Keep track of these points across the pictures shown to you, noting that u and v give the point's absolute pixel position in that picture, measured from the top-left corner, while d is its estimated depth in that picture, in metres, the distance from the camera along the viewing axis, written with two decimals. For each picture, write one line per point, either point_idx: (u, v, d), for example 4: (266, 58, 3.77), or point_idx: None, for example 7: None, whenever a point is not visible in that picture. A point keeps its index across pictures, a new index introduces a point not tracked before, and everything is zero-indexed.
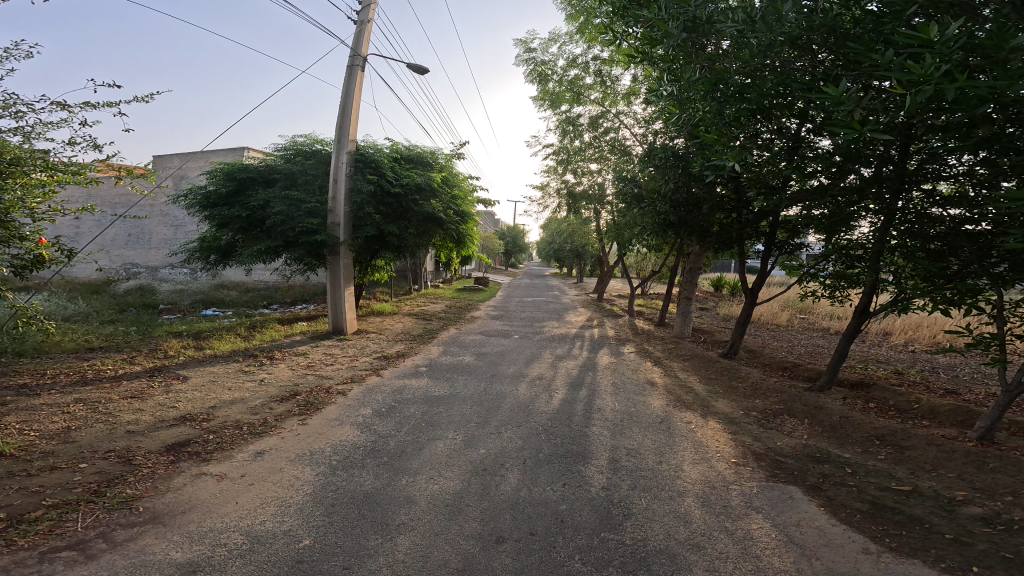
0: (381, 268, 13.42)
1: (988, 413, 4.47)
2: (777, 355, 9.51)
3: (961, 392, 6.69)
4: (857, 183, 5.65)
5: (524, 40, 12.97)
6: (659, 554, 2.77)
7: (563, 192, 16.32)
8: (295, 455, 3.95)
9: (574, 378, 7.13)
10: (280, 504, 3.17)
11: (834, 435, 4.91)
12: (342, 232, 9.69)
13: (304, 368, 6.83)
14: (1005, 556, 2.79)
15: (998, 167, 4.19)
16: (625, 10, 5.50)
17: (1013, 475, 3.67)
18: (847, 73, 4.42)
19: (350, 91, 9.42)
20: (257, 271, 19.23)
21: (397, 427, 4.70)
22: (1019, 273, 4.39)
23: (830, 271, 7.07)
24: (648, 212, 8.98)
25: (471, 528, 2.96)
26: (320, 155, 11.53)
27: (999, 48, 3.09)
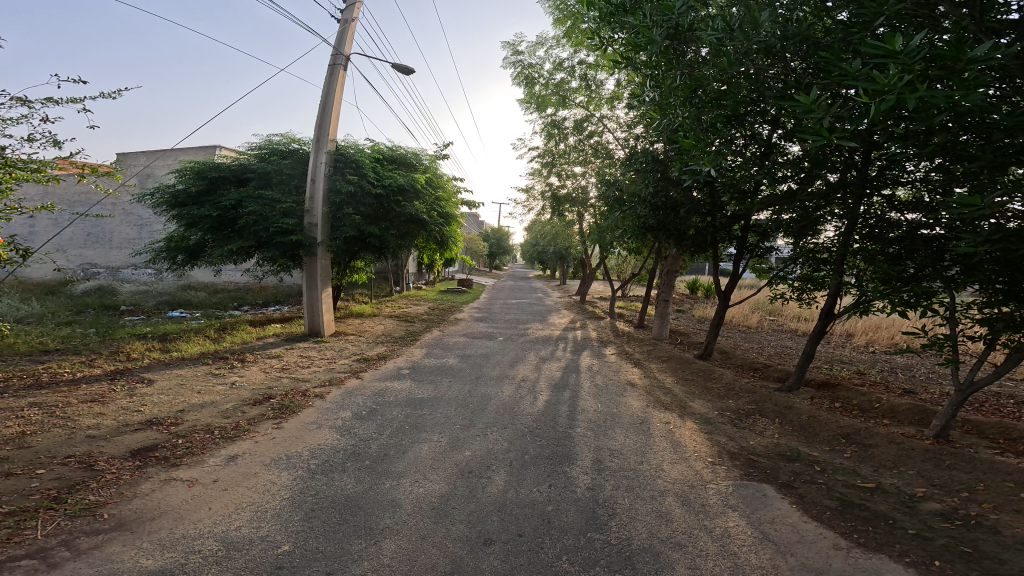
0: (360, 269, 13.26)
1: (943, 412, 4.64)
2: (748, 355, 9.79)
3: (917, 392, 6.96)
4: (824, 188, 5.65)
5: (511, 43, 12.99)
6: (644, 553, 2.82)
7: (548, 195, 16.43)
8: (270, 459, 3.90)
9: (558, 380, 7.17)
10: (255, 510, 3.12)
11: (804, 433, 5.06)
12: (320, 233, 9.60)
13: (278, 371, 6.73)
14: (964, 550, 2.93)
15: (953, 174, 4.44)
16: (611, 16, 5.55)
17: (968, 472, 3.85)
18: (816, 81, 4.55)
19: (332, 90, 9.34)
20: (226, 272, 18.87)
21: (379, 430, 4.67)
22: (974, 277, 4.59)
23: (798, 274, 7.08)
24: (629, 215, 9.08)
25: (458, 531, 2.97)
26: (296, 154, 11.40)
27: (957, 59, 3.23)
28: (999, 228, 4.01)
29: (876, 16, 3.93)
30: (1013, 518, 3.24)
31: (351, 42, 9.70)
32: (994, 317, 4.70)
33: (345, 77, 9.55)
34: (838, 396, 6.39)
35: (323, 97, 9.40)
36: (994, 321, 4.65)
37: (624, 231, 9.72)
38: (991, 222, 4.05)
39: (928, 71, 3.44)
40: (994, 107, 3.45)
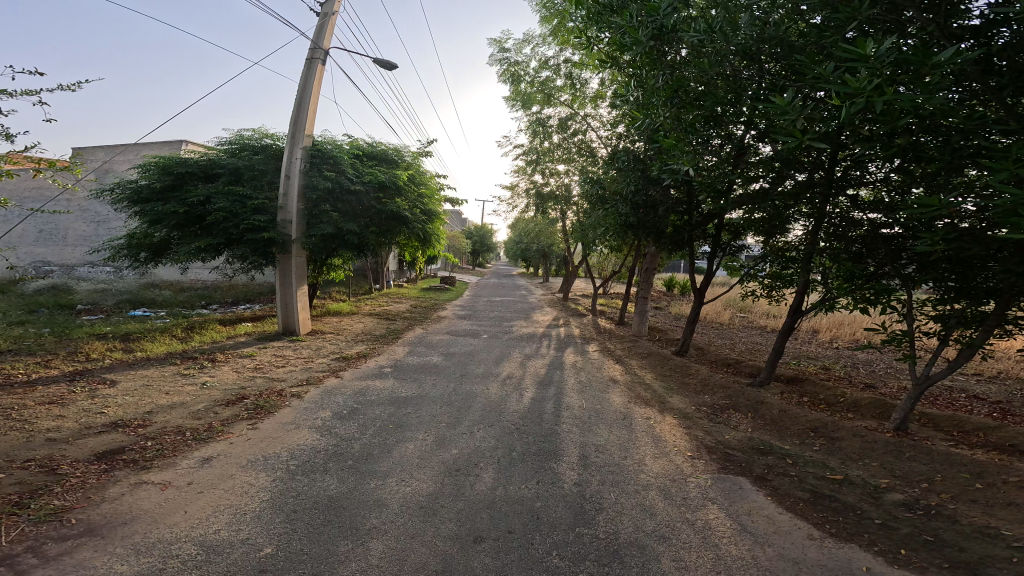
0: (338, 267, 13.10)
1: (903, 405, 4.81)
2: (721, 352, 9.98)
3: (878, 386, 7.22)
4: (794, 188, 5.81)
5: (497, 40, 12.97)
6: (630, 547, 2.86)
7: (532, 193, 16.48)
8: (246, 461, 3.84)
9: (544, 377, 7.22)
10: (233, 512, 3.07)
11: (775, 427, 5.20)
12: (294, 231, 9.50)
13: (251, 371, 6.60)
14: (926, 538, 3.08)
15: (912, 175, 4.63)
16: (599, 16, 5.62)
17: (927, 464, 4.03)
18: (792, 84, 4.70)
19: (308, 85, 9.24)
20: (193, 270, 18.44)
21: (361, 430, 4.62)
22: (927, 275, 4.77)
23: (767, 272, 7.41)
24: (610, 213, 9.24)
25: (448, 529, 2.97)
26: (270, 150, 11.18)
27: (923, 63, 3.39)
28: (954, 226, 4.19)
29: (849, 21, 4.09)
30: (969, 508, 3.43)
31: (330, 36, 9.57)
32: (947, 314, 4.95)
33: (323, 71, 9.44)
34: (805, 391, 6.57)
35: (299, 92, 9.31)
36: (948, 317, 4.89)
37: (607, 229, 9.83)
38: (947, 221, 4.24)
39: (895, 75, 3.58)
40: (956, 109, 3.62)
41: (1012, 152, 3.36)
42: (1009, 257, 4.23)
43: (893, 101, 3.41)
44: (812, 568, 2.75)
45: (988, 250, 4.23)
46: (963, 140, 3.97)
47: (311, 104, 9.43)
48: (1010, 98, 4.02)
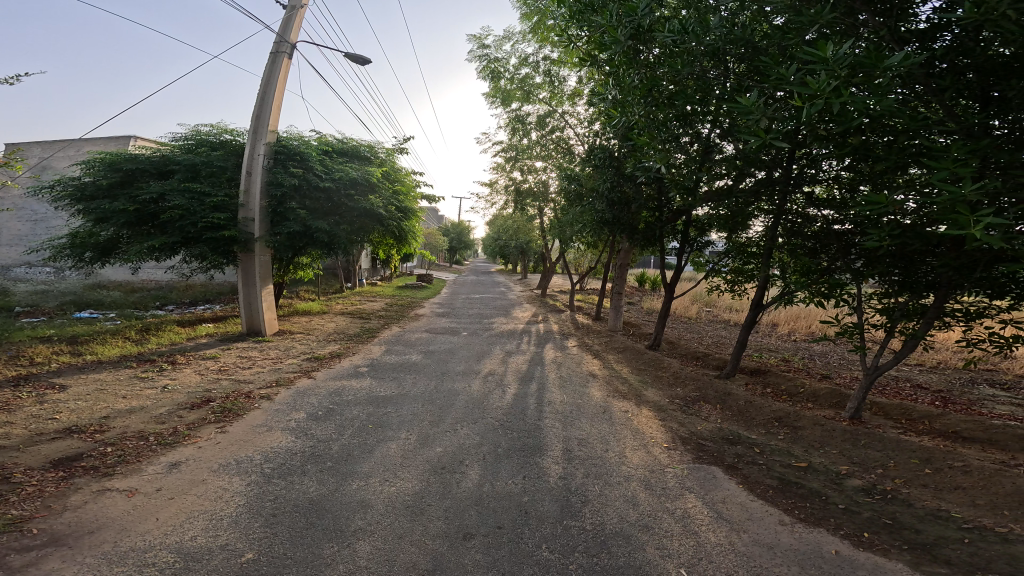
0: (305, 266, 12.84)
1: (856, 394, 5.00)
2: (690, 345, 10.20)
3: (833, 376, 7.53)
4: (754, 185, 6.03)
5: (477, 36, 12.89)
6: (617, 536, 2.92)
7: (510, 189, 16.47)
8: (217, 465, 3.74)
9: (524, 373, 7.24)
10: (208, 518, 2.99)
11: (742, 417, 5.36)
12: (256, 229, 9.29)
13: (215, 373, 6.41)
14: (885, 522, 3.29)
15: (862, 174, 4.88)
16: (580, 14, 5.71)
17: (881, 451, 4.25)
18: (756, 84, 4.89)
19: (269, 80, 9.07)
20: (145, 270, 17.73)
21: (338, 431, 4.55)
22: (874, 269, 5.00)
23: (729, 267, 7.62)
24: (588, 210, 9.38)
25: (436, 527, 2.95)
26: (229, 146, 10.82)
27: (875, 66, 3.58)
28: (898, 222, 4.38)
29: (809, 24, 4.29)
30: (921, 492, 3.69)
31: (297, 30, 9.35)
32: (892, 307, 5.20)
33: (289, 67, 9.25)
34: (768, 381, 6.78)
35: (263, 87, 9.14)
36: (892, 310, 5.12)
37: (584, 226, 9.95)
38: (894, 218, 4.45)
39: (851, 77, 3.77)
40: (903, 110, 3.82)
41: (953, 152, 3.57)
42: (946, 252, 4.46)
43: (848, 102, 3.60)
44: (787, 553, 2.87)
45: (928, 245, 4.46)
46: (907, 141, 4.20)
47: (274, 100, 9.25)
48: (951, 100, 4.26)
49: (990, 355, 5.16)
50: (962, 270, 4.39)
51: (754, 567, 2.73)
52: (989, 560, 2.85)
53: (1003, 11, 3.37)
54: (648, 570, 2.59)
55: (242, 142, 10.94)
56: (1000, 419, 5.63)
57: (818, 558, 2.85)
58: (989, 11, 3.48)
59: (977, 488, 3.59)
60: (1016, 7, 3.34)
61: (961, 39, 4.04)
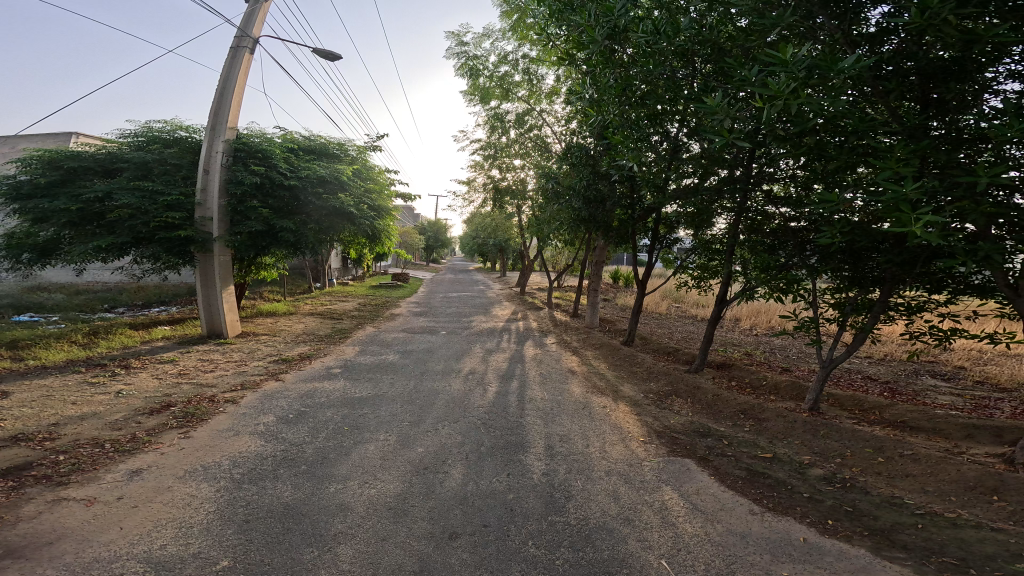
0: (270, 266, 12.52)
1: (814, 386, 5.16)
2: (661, 340, 10.35)
3: (794, 369, 7.76)
4: (719, 183, 6.18)
5: (456, 33, 12.78)
6: (600, 531, 2.98)
7: (489, 187, 16.37)
8: (183, 472, 3.61)
9: (505, 370, 7.21)
10: (178, 526, 2.89)
11: (710, 410, 5.48)
12: (215, 228, 9.05)
13: (174, 377, 6.18)
14: (846, 509, 3.42)
15: (816, 172, 5.05)
16: (560, 14, 5.86)
17: (840, 441, 4.41)
18: (721, 84, 5.04)
19: (230, 76, 8.87)
20: (93, 271, 16.70)
21: (312, 433, 4.45)
22: (825, 266, 5.17)
23: (696, 264, 7.75)
24: (565, 208, 9.45)
25: (421, 528, 2.93)
26: (183, 143, 10.46)
27: (829, 68, 3.72)
28: (848, 220, 4.52)
29: (771, 27, 4.46)
30: (876, 480, 3.84)
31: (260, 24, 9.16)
32: (844, 301, 5.40)
33: (250, 61, 9.06)
34: (734, 374, 6.95)
35: (223, 81, 8.95)
36: (844, 305, 5.29)
37: (561, 224, 10.06)
38: (843, 214, 4.62)
39: (808, 78, 3.90)
40: (854, 111, 3.98)
41: (897, 152, 3.72)
42: (889, 248, 4.66)
43: (805, 103, 3.73)
44: (760, 542, 2.98)
45: (874, 241, 4.65)
46: (856, 141, 4.35)
47: (234, 94, 9.05)
48: (895, 101, 4.45)
49: (930, 346, 5.37)
50: (905, 266, 4.58)
51: (728, 556, 2.82)
52: (941, 544, 2.98)
53: (947, 17, 3.52)
54: (631, 563, 2.65)
55: (197, 139, 10.59)
56: (944, 408, 5.89)
57: (787, 546, 2.96)
58: (933, 16, 3.63)
59: (926, 475, 3.75)
60: (957, 13, 3.51)
61: (906, 43, 4.22)
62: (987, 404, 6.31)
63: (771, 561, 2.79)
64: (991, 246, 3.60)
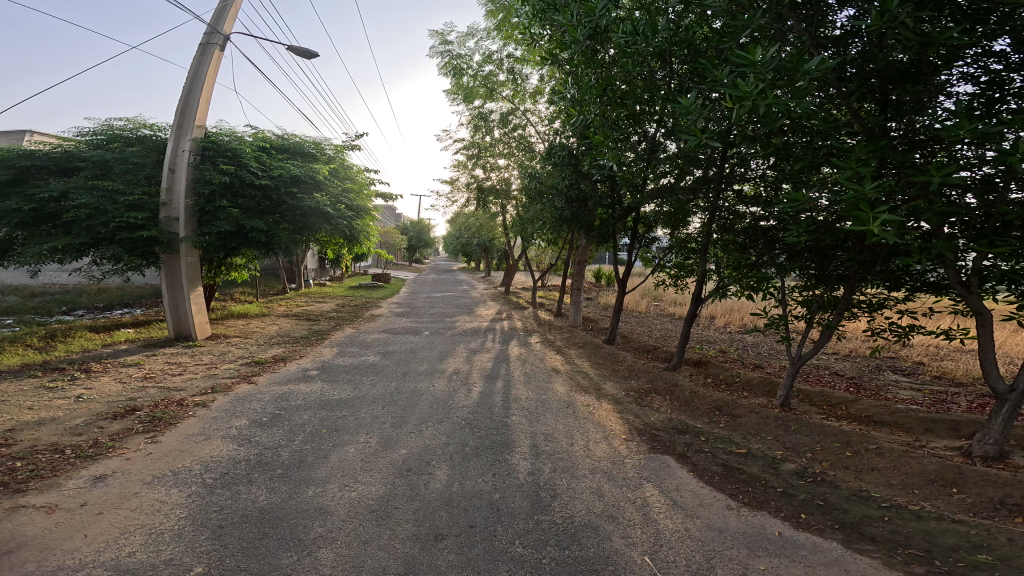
0: (241, 267, 12.26)
1: (785, 382, 5.25)
2: (641, 339, 10.42)
3: (766, 365, 7.88)
4: (694, 183, 6.27)
5: (439, 31, 12.69)
6: (586, 528, 2.97)
7: (472, 187, 16.28)
8: (151, 477, 3.49)
9: (490, 371, 7.16)
10: (148, 532, 2.80)
11: (688, 407, 5.52)
12: (181, 228, 8.76)
13: (140, 381, 5.99)
14: (818, 503, 3.47)
15: (784, 172, 5.13)
16: (543, 14, 6.09)
17: (810, 435, 4.49)
18: (695, 85, 5.16)
19: (199, 74, 8.65)
20: (48, 272, 16.01)
21: (288, 436, 4.35)
22: (793, 264, 5.23)
23: (672, 263, 7.78)
24: (548, 207, 9.47)
25: (405, 530, 2.89)
26: (147, 142, 10.18)
27: (795, 70, 3.80)
28: (814, 218, 4.61)
29: (743, 28, 4.55)
30: (844, 474, 3.91)
31: (232, 21, 8.96)
32: (811, 299, 5.50)
33: (220, 58, 8.85)
34: (710, 372, 7.03)
35: (190, 79, 8.71)
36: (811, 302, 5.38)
37: (543, 223, 10.10)
38: (809, 213, 4.68)
39: (776, 80, 3.96)
40: (819, 113, 4.05)
41: (857, 153, 3.81)
42: (852, 247, 4.75)
43: (772, 104, 3.80)
44: (737, 536, 3.01)
45: (838, 241, 4.73)
46: (820, 142, 4.43)
47: (202, 92, 8.81)
48: (857, 101, 4.55)
49: (890, 342, 5.50)
50: (865, 264, 4.69)
51: (707, 551, 2.84)
52: (907, 536, 3.05)
53: (905, 20, 3.62)
54: (617, 560, 2.66)
55: (162, 138, 10.30)
56: (905, 403, 6.05)
57: (763, 540, 2.99)
58: (891, 19, 3.70)
59: (891, 468, 3.83)
60: (914, 16, 3.60)
61: (867, 46, 4.31)
62: (946, 397, 6.51)
63: (749, 555, 2.83)
64: (944, 245, 3.71)
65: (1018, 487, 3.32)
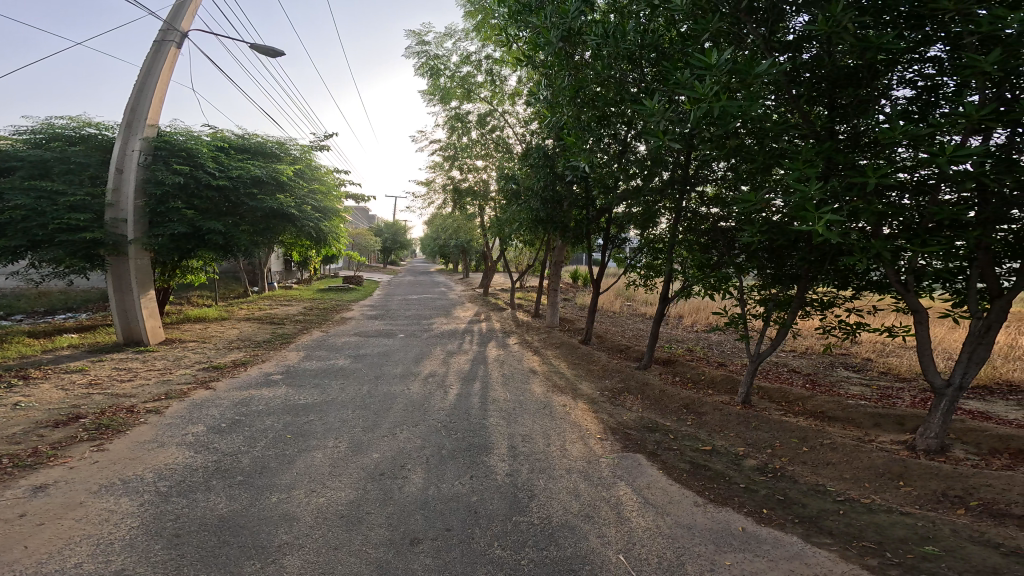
0: (197, 270, 11.87)
1: (745, 379, 5.35)
2: (616, 338, 10.48)
3: (729, 363, 8.00)
4: (662, 184, 6.38)
5: (416, 31, 12.53)
6: (563, 528, 2.95)
7: (449, 188, 16.17)
8: (98, 486, 3.32)
9: (467, 372, 7.09)
10: (96, 543, 2.66)
11: (656, 406, 5.57)
12: (129, 230, 8.43)
13: (85, 388, 5.71)
14: (779, 498, 3.53)
15: (741, 174, 5.22)
16: (519, 16, 6.18)
17: (770, 432, 4.57)
18: (661, 87, 5.29)
19: (154, 72, 8.39)
20: None
21: (247, 443, 4.20)
22: (750, 263, 5.35)
23: (643, 263, 7.75)
24: (523, 209, 9.46)
25: (378, 535, 2.81)
26: (91, 141, 9.74)
27: (748, 72, 3.91)
28: (767, 219, 4.71)
29: (702, 31, 4.66)
30: (802, 469, 3.99)
31: (192, 18, 8.66)
32: (768, 298, 5.61)
33: (176, 56, 8.52)
34: (678, 370, 7.11)
35: (142, 78, 8.42)
36: (768, 301, 5.50)
37: (519, 224, 10.08)
38: (765, 213, 4.76)
39: (731, 83, 4.06)
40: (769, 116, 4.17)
41: (803, 155, 3.91)
42: (804, 248, 4.86)
43: (725, 107, 3.89)
44: (704, 533, 3.03)
45: (791, 241, 4.83)
46: (774, 143, 4.51)
47: (154, 92, 8.51)
48: (805, 104, 4.67)
49: (839, 339, 5.66)
50: (815, 263, 4.82)
51: (677, 548, 2.84)
52: (861, 529, 3.12)
53: (847, 24, 3.77)
54: (593, 560, 2.64)
55: (108, 137, 9.87)
56: (855, 398, 6.23)
57: (729, 535, 3.02)
58: (835, 24, 3.85)
59: (844, 463, 3.93)
60: (854, 20, 3.72)
61: (818, 50, 4.40)
62: (891, 392, 6.74)
63: (715, 551, 2.84)
64: (882, 244, 3.84)
65: (961, 479, 3.45)
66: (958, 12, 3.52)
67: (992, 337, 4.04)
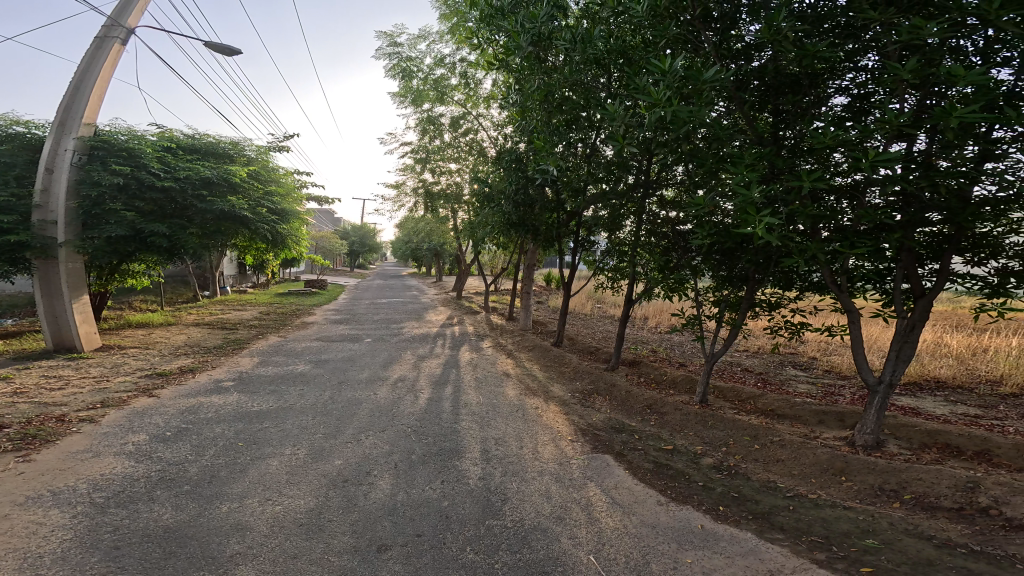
0: (140, 272, 11.39)
1: (702, 378, 5.42)
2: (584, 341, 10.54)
3: (689, 364, 8.11)
4: (628, 187, 6.47)
5: (387, 32, 12.31)
6: (535, 531, 2.92)
7: (420, 191, 16.00)
8: (24, 499, 3.11)
9: (438, 376, 7.00)
10: (25, 556, 2.49)
11: (621, 407, 5.61)
12: (59, 232, 7.97)
13: (12, 397, 5.38)
14: (735, 495, 3.57)
15: (695, 178, 5.30)
16: (491, 19, 6.03)
17: (725, 430, 4.64)
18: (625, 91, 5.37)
19: (92, 68, 8.01)
20: None
21: (194, 451, 4.01)
22: (705, 264, 5.46)
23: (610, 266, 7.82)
24: (491, 214, 9.43)
25: (342, 542, 2.72)
26: (18, 140, 9.21)
27: (698, 79, 4.00)
28: (717, 222, 4.80)
29: (662, 36, 4.78)
30: (755, 466, 4.06)
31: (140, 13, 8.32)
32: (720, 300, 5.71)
33: (119, 53, 8.21)
34: (643, 371, 7.17)
35: (79, 76, 8.00)
36: (721, 302, 5.60)
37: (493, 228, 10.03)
38: (716, 216, 4.85)
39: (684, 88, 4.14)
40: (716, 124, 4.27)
41: (746, 158, 4.00)
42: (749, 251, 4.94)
43: (675, 111, 3.97)
44: (667, 532, 3.04)
45: (739, 244, 4.91)
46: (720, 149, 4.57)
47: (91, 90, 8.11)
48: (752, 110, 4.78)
49: (785, 338, 5.81)
50: (763, 265, 4.92)
51: (643, 547, 2.84)
52: (809, 524, 3.18)
53: (787, 32, 3.90)
54: (567, 562, 2.61)
55: (38, 136, 9.36)
56: (802, 396, 6.39)
57: (691, 533, 3.04)
58: (776, 32, 3.98)
59: (792, 460, 4.01)
60: (793, 27, 3.86)
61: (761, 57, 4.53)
62: (834, 390, 6.95)
63: (678, 549, 2.85)
64: (818, 245, 3.95)
65: (895, 473, 3.56)
66: (885, 24, 3.68)
67: (915, 336, 4.22)
